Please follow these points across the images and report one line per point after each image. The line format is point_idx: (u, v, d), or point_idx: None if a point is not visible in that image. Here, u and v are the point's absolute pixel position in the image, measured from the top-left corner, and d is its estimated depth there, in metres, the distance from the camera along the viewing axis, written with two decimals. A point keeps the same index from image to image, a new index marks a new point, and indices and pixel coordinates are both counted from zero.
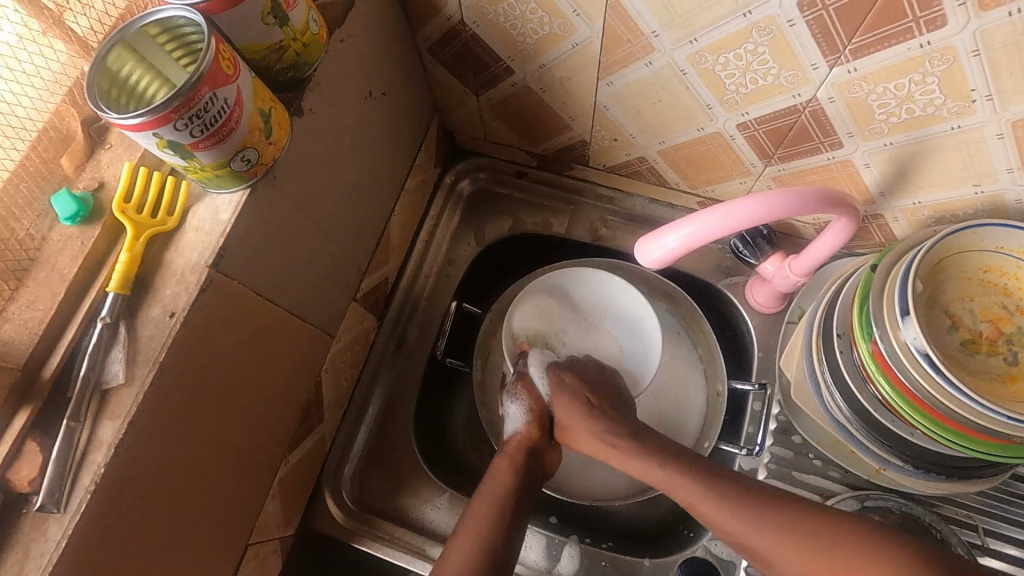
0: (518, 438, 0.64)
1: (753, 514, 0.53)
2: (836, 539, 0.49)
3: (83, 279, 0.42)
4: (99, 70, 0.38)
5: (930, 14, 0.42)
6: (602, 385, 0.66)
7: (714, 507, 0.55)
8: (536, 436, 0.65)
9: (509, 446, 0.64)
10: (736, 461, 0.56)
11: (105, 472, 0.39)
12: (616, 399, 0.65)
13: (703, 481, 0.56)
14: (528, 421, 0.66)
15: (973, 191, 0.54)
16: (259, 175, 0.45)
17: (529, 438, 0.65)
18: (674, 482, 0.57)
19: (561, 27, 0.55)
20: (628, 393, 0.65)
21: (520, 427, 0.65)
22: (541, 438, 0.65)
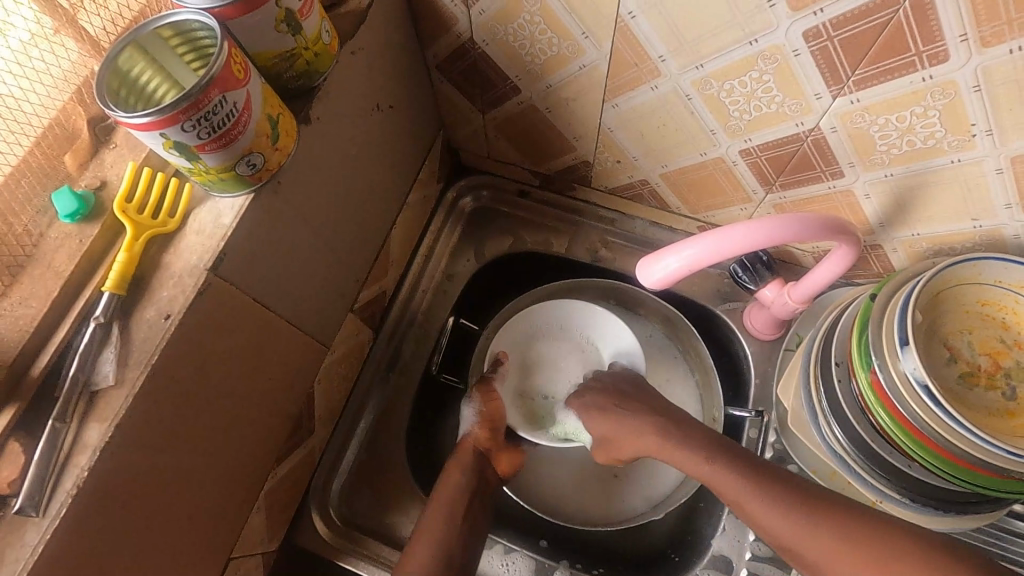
0: (467, 440, 0.67)
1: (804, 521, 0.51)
2: (902, 564, 0.46)
3: (79, 277, 0.41)
4: (110, 69, 0.38)
5: (933, 49, 0.42)
6: (602, 401, 0.67)
7: (765, 507, 0.53)
8: (484, 438, 0.67)
9: (460, 449, 0.67)
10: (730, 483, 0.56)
11: (89, 476, 0.38)
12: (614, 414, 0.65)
13: (762, 483, 0.54)
14: (479, 425, 0.68)
15: (971, 225, 0.54)
16: (264, 181, 0.45)
17: (476, 441, 0.67)
18: (723, 480, 0.56)
19: (570, 48, 0.56)
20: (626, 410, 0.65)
21: (471, 429, 0.68)
22: (490, 441, 0.67)
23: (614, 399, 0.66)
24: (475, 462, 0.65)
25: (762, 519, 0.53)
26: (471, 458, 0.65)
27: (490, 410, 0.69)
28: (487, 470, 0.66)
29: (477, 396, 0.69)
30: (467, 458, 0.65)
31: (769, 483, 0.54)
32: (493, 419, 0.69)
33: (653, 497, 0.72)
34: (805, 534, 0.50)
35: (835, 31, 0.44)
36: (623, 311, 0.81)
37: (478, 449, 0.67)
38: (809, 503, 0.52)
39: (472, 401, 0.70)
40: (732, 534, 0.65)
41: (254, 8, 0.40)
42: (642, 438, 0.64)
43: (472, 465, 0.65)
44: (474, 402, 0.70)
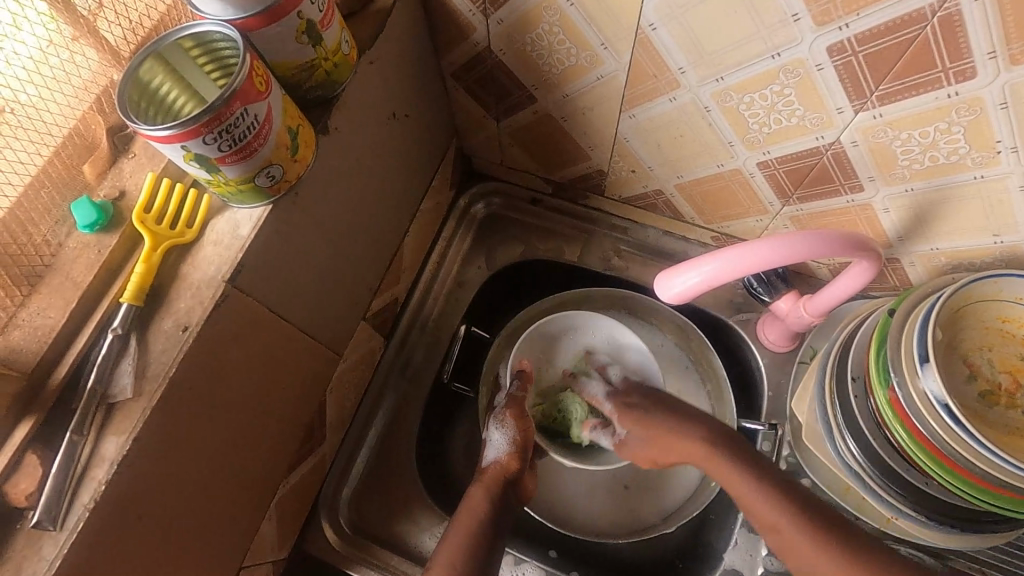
0: (496, 468, 0.63)
1: (801, 520, 0.54)
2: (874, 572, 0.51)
3: (97, 288, 0.41)
4: (131, 80, 0.37)
5: (960, 66, 0.42)
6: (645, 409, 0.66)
7: (750, 491, 0.57)
8: (514, 467, 0.63)
9: (486, 475, 0.63)
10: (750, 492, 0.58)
11: (105, 490, 0.37)
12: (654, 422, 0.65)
13: (761, 483, 0.57)
14: (509, 453, 0.64)
15: (992, 240, 0.53)
16: (281, 193, 0.45)
17: (506, 469, 0.63)
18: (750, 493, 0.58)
19: (588, 59, 0.55)
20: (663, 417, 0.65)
21: (501, 457, 0.63)
22: (517, 469, 0.64)
23: (654, 409, 0.66)
24: (499, 491, 0.61)
25: (756, 509, 0.57)
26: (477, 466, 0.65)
27: (522, 438, 0.64)
28: (513, 500, 0.62)
29: (510, 422, 0.64)
30: (494, 484, 0.62)
31: (769, 481, 0.57)
32: (525, 445, 0.64)
33: (665, 509, 0.71)
34: (779, 516, 0.55)
35: (860, 46, 0.44)
36: (633, 318, 0.79)
37: (508, 477, 0.63)
38: (788, 492, 0.57)
39: (502, 423, 0.65)
40: (745, 549, 0.64)
41: (278, 18, 0.40)
42: (689, 448, 0.63)
43: (494, 494, 0.61)
44: (505, 428, 0.64)
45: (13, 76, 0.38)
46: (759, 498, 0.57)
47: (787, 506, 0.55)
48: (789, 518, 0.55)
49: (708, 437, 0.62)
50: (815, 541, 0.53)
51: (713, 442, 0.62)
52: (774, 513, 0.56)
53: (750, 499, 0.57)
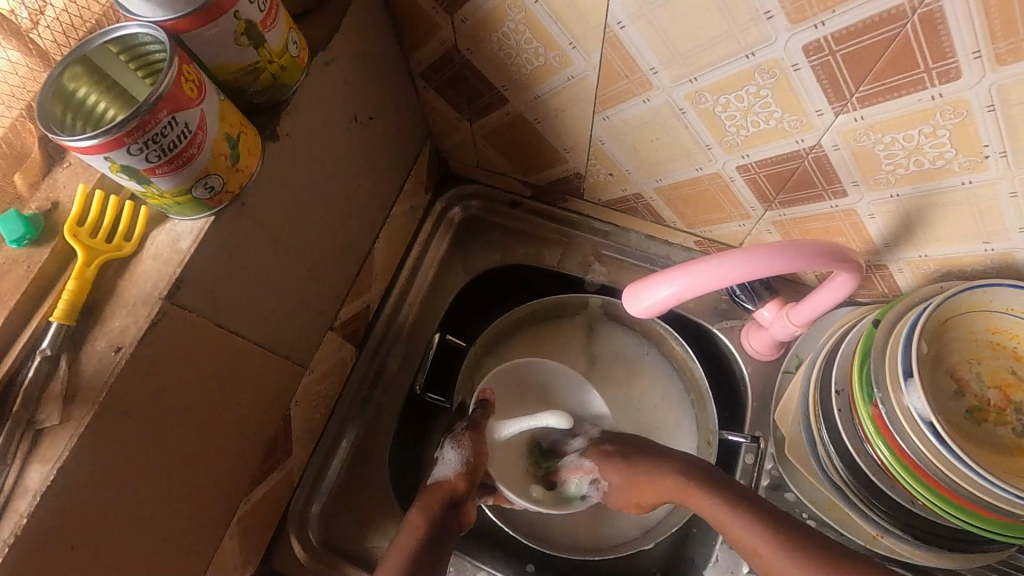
0: (443, 486, 0.59)
1: (788, 551, 0.51)
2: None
3: (27, 306, 0.39)
4: (52, 89, 0.35)
5: (944, 66, 0.39)
6: (621, 449, 0.62)
7: (730, 518, 0.54)
8: (462, 488, 0.60)
9: (432, 490, 0.59)
10: (709, 507, 0.55)
11: (28, 523, 0.36)
12: (636, 462, 0.61)
13: (743, 511, 0.54)
14: (460, 472, 0.60)
15: (983, 248, 0.51)
16: (225, 203, 0.42)
17: (451, 489, 0.59)
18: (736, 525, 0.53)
19: (557, 59, 0.53)
20: (644, 457, 0.61)
21: (449, 475, 0.60)
22: (465, 491, 0.60)
23: (630, 451, 0.62)
24: (442, 508, 0.58)
25: (728, 530, 0.54)
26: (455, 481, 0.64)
27: (477, 462, 0.61)
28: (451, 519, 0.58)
29: (467, 442, 0.61)
30: (436, 503, 0.58)
31: (755, 509, 0.54)
32: (478, 469, 0.61)
33: (645, 523, 0.69)
34: (764, 540, 0.52)
35: (837, 45, 0.41)
36: (614, 325, 0.77)
37: (455, 496, 0.59)
38: (774, 517, 0.53)
39: (459, 443, 0.61)
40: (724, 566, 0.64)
41: (212, 19, 0.37)
42: (661, 486, 0.59)
43: (437, 510, 0.58)
44: (461, 447, 0.61)
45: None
46: (739, 529, 0.53)
47: (764, 527, 0.52)
48: (757, 536, 0.52)
49: (689, 473, 0.58)
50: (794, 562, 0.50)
51: (688, 477, 0.58)
52: (755, 538, 0.52)
53: (737, 531, 0.53)
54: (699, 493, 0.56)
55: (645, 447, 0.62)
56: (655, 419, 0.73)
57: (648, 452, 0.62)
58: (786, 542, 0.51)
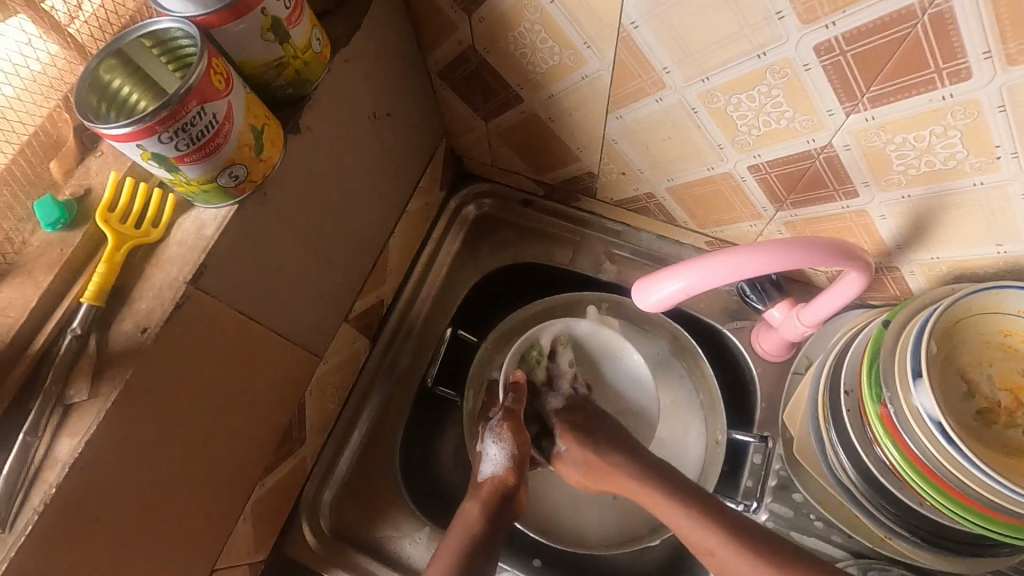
0: (494, 482, 0.62)
1: (733, 544, 0.53)
2: None
3: (59, 287, 0.40)
4: (88, 81, 0.37)
5: (954, 66, 0.40)
6: (576, 425, 0.64)
7: (682, 519, 0.56)
8: (512, 483, 0.62)
9: (483, 488, 0.62)
10: (681, 520, 0.56)
11: (57, 493, 0.37)
12: (586, 437, 0.63)
13: (690, 509, 0.56)
14: (507, 467, 0.62)
15: (995, 250, 0.51)
16: (248, 192, 0.44)
17: (503, 483, 0.62)
18: (688, 527, 0.56)
19: (571, 58, 0.54)
20: (600, 439, 0.63)
21: (500, 472, 0.62)
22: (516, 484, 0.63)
23: (582, 428, 0.64)
24: (494, 505, 0.61)
25: (682, 530, 0.56)
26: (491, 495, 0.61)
27: (520, 452, 0.63)
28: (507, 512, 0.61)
29: (507, 435, 0.63)
30: (492, 498, 0.61)
31: (702, 506, 0.56)
32: (523, 458, 0.63)
33: (654, 521, 0.69)
34: (708, 532, 0.55)
35: (848, 45, 0.41)
36: (623, 321, 0.77)
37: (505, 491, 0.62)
38: (719, 515, 0.55)
39: (499, 438, 0.63)
40: None
41: (241, 15, 0.39)
42: (619, 480, 0.61)
43: (488, 507, 0.60)
44: (501, 441, 0.63)
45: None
46: (694, 532, 0.56)
47: (711, 525, 0.55)
48: (710, 534, 0.54)
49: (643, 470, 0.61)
50: (754, 564, 0.52)
51: (643, 474, 0.60)
52: (709, 536, 0.54)
53: (680, 524, 0.56)
54: (666, 503, 0.58)
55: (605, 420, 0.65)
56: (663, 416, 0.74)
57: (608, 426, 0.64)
58: (726, 532, 0.54)
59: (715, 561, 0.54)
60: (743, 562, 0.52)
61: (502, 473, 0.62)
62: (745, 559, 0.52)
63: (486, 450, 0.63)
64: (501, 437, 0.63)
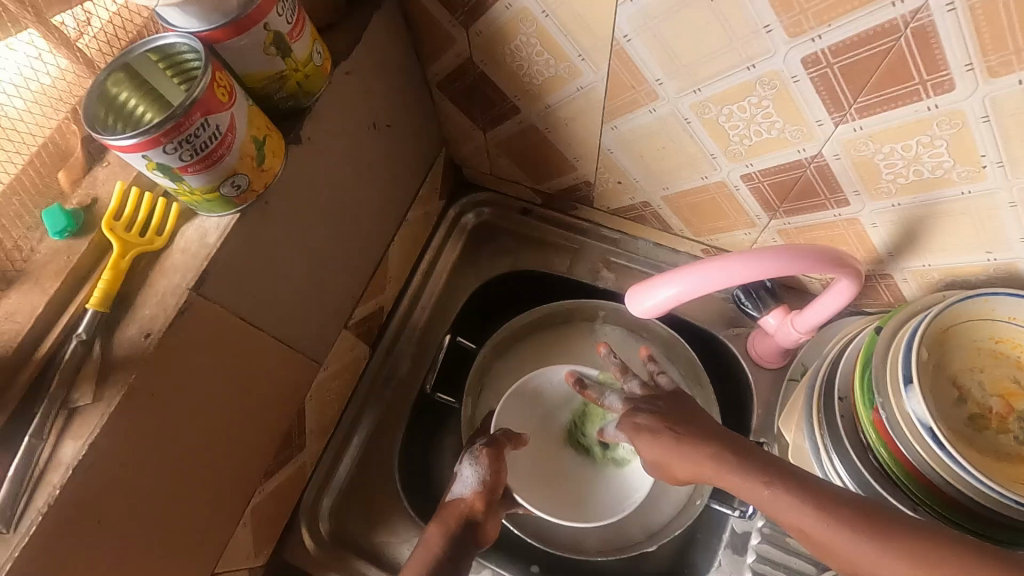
0: (459, 505, 0.62)
1: (835, 519, 0.42)
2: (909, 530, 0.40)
3: (66, 294, 0.42)
4: (96, 94, 0.38)
5: (938, 78, 0.41)
6: (653, 421, 0.56)
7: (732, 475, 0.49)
8: (478, 509, 0.62)
9: (447, 510, 0.62)
10: (754, 487, 0.47)
11: (60, 495, 0.38)
12: (668, 436, 0.54)
13: (773, 484, 0.46)
14: (477, 492, 0.62)
15: (985, 258, 0.52)
16: (250, 202, 0.45)
17: (470, 508, 0.62)
18: (744, 485, 0.48)
19: (566, 70, 0.55)
20: (682, 433, 0.54)
21: (468, 494, 0.62)
22: (483, 512, 0.62)
23: (674, 419, 0.56)
24: (457, 529, 0.61)
25: (739, 493, 0.48)
26: (455, 522, 0.61)
27: (493, 481, 0.63)
28: (471, 541, 0.61)
29: (485, 459, 0.63)
30: (454, 523, 0.61)
31: (786, 480, 0.46)
32: (495, 489, 0.63)
33: (650, 526, 0.70)
34: (748, 482, 0.47)
35: (834, 58, 0.43)
36: (618, 329, 0.78)
37: (470, 517, 0.62)
38: (771, 467, 0.48)
39: (476, 460, 0.64)
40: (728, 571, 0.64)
41: (244, 31, 0.40)
42: (699, 463, 0.51)
43: (452, 531, 0.60)
44: (479, 466, 0.63)
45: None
46: (780, 509, 0.45)
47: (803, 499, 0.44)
48: (792, 505, 0.44)
49: (723, 452, 0.50)
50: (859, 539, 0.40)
51: (710, 443, 0.52)
52: (795, 510, 0.44)
53: (730, 480, 0.49)
54: (728, 466, 0.49)
55: (678, 409, 0.57)
56: None
57: (681, 413, 0.57)
58: (827, 499, 0.43)
59: (815, 540, 0.43)
60: (832, 528, 0.42)
61: (470, 498, 0.62)
62: (846, 532, 0.41)
63: (460, 472, 0.64)
64: (478, 461, 0.63)
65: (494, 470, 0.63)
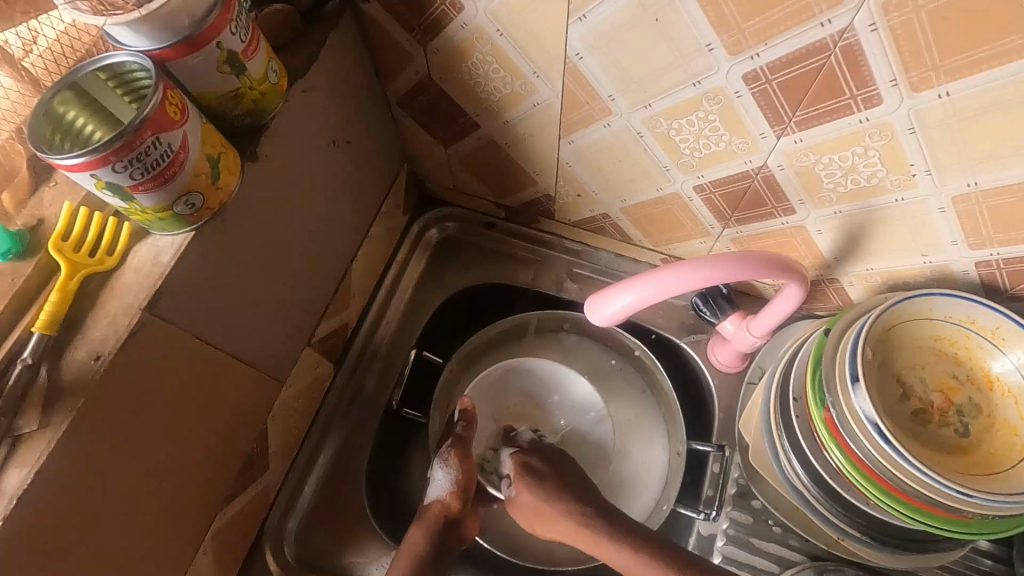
0: (436, 506, 0.63)
1: None
2: None
3: (11, 317, 0.40)
4: (41, 113, 0.38)
5: (867, 93, 0.43)
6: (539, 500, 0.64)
7: None
8: (456, 507, 0.63)
9: (428, 512, 0.63)
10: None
11: (4, 526, 0.37)
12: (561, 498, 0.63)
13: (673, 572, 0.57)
14: (452, 492, 0.63)
15: (921, 260, 0.55)
16: (206, 219, 0.45)
17: (445, 508, 0.63)
18: None
19: (523, 87, 0.57)
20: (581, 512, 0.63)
21: (444, 495, 0.63)
22: (460, 510, 0.63)
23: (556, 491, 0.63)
24: (438, 531, 0.61)
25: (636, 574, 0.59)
26: (436, 527, 0.61)
27: (466, 479, 0.64)
28: (452, 539, 0.62)
29: (453, 460, 0.64)
30: (434, 524, 0.61)
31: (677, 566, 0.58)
32: (467, 486, 0.64)
33: None
34: None
35: (772, 74, 0.45)
36: (583, 338, 0.79)
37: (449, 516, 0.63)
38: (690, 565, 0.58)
39: (445, 462, 0.64)
40: None
41: (196, 49, 0.40)
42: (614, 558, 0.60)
43: (432, 533, 0.61)
44: (448, 466, 0.64)
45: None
46: None
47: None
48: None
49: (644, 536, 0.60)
50: None
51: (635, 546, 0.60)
52: None
53: None
54: (610, 546, 0.60)
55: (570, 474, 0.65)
56: (625, 427, 0.75)
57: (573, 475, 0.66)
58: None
59: None
60: None
61: (445, 498, 0.63)
62: None
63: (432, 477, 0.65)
64: (448, 464, 0.64)
65: (463, 471, 0.64)
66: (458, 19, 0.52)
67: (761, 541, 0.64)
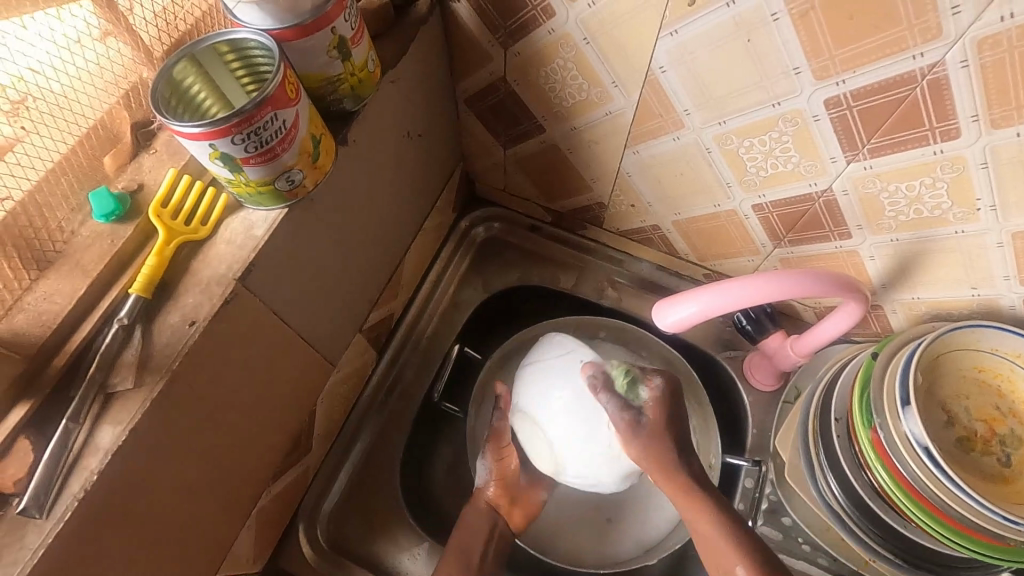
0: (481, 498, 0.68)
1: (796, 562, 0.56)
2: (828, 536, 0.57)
3: (109, 276, 0.41)
4: (164, 78, 0.39)
5: (946, 126, 0.45)
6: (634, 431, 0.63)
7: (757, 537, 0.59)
8: (499, 500, 0.68)
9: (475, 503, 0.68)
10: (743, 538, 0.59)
11: (96, 480, 0.37)
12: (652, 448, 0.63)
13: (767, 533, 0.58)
14: (494, 484, 0.68)
15: (970, 293, 0.56)
16: (298, 198, 0.46)
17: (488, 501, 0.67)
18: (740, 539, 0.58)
19: (598, 95, 0.58)
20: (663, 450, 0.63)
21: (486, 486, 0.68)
22: (502, 499, 0.68)
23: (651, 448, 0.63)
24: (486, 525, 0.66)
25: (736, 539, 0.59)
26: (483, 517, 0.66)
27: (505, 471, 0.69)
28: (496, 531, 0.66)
29: (491, 453, 0.70)
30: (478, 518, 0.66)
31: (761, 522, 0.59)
32: (509, 477, 0.69)
33: (645, 542, 0.71)
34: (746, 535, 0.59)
35: (854, 101, 0.47)
36: (619, 346, 0.79)
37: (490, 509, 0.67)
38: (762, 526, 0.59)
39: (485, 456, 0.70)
40: None
41: (307, 34, 0.41)
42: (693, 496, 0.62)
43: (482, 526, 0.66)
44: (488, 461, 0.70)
45: (38, 64, 0.40)
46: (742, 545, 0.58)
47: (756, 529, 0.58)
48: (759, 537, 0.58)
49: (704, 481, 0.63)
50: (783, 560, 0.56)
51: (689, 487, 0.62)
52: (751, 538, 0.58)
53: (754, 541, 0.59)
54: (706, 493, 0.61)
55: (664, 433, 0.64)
56: None
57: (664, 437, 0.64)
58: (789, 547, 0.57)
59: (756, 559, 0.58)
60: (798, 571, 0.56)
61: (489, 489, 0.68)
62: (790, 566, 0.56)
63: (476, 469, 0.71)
64: (485, 456, 0.70)
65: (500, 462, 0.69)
66: (546, 25, 0.54)
67: (792, 559, 0.64)
